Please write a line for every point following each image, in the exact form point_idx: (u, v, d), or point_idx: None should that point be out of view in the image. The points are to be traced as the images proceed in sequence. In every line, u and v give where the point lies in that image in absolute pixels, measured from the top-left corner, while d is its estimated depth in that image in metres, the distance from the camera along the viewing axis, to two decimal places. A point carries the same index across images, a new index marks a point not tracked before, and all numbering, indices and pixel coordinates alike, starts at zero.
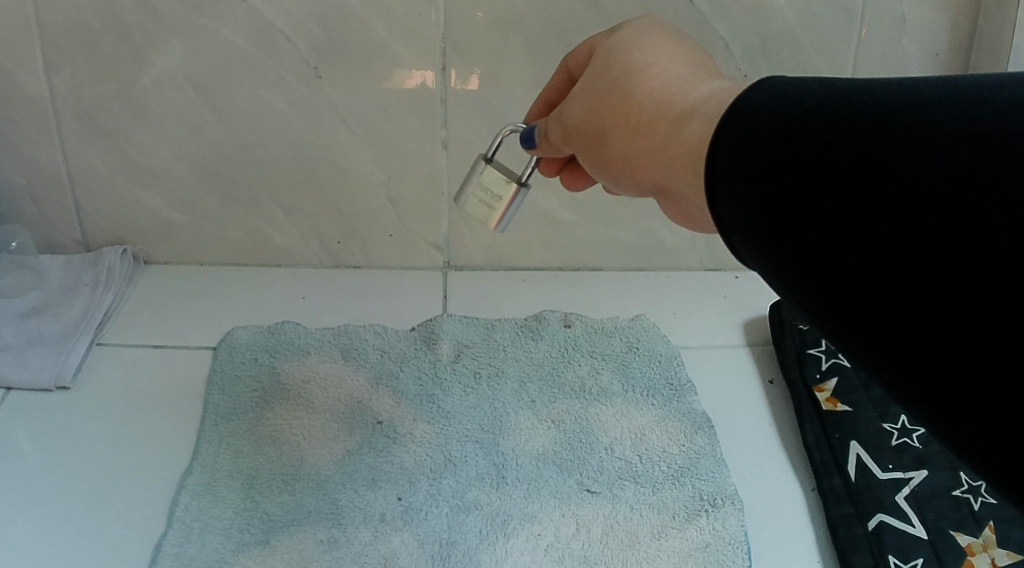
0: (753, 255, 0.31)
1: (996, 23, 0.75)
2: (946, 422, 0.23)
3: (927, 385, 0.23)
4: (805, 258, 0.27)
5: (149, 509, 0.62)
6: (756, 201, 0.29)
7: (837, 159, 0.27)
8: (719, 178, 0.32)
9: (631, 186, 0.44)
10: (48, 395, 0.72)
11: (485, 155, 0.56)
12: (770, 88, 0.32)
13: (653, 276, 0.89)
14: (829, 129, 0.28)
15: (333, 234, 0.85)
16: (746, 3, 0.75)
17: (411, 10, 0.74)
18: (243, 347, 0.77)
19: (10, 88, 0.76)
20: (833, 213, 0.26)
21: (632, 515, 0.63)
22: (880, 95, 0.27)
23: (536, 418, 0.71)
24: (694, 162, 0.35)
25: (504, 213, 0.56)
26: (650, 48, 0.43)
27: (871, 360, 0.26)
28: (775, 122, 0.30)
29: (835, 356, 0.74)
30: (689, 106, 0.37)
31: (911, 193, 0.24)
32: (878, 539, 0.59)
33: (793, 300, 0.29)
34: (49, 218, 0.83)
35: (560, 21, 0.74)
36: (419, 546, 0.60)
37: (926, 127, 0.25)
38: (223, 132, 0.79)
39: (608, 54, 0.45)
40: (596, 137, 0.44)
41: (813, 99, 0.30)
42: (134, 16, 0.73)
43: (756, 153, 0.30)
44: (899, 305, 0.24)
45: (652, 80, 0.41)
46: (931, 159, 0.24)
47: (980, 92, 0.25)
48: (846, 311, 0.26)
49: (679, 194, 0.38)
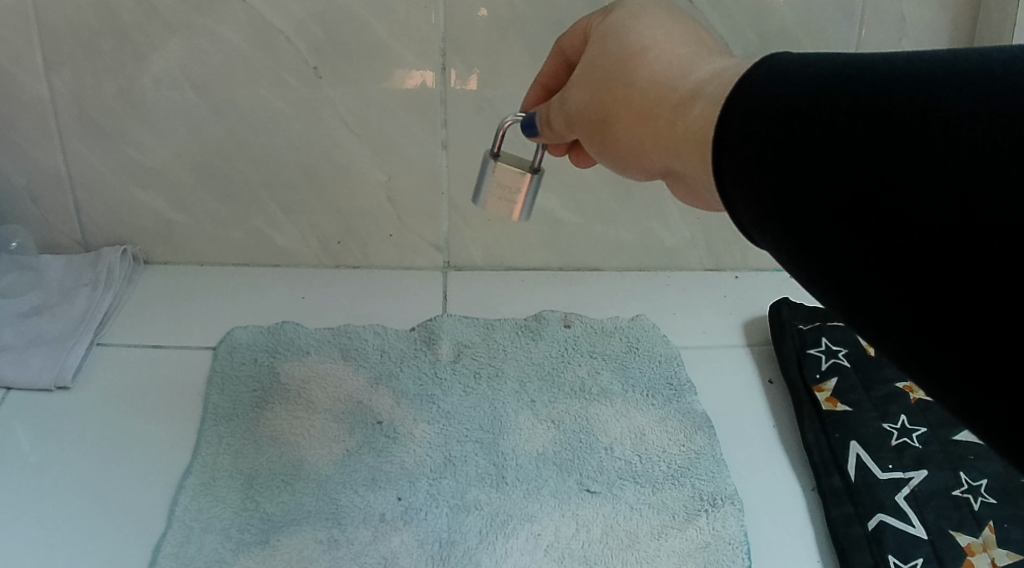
0: (765, 240, 0.31)
1: (996, 24, 0.75)
2: (960, 403, 0.23)
3: (939, 365, 0.23)
4: (815, 241, 0.27)
5: (148, 509, 0.62)
6: (766, 183, 0.29)
7: (846, 140, 0.27)
8: (728, 159, 0.32)
9: (639, 171, 0.44)
10: (48, 395, 0.72)
11: (492, 151, 0.56)
12: (775, 69, 0.32)
13: (653, 276, 0.89)
14: (838, 111, 0.28)
15: (333, 235, 0.85)
16: (746, 3, 0.75)
17: (411, 11, 0.74)
18: (243, 347, 0.77)
19: (10, 87, 0.76)
20: (843, 196, 0.26)
21: (632, 515, 0.63)
22: (888, 75, 0.27)
23: (536, 418, 0.71)
24: (700, 145, 0.35)
25: (526, 203, 0.56)
26: (645, 29, 0.43)
27: (884, 341, 0.26)
28: (783, 103, 0.30)
29: (835, 357, 0.75)
30: (691, 87, 0.37)
31: (922, 174, 0.24)
32: (878, 539, 0.59)
33: (805, 284, 0.29)
34: (49, 219, 0.83)
35: (559, 21, 0.74)
36: (419, 546, 0.60)
37: (936, 106, 0.25)
38: (223, 132, 0.79)
39: (604, 38, 0.45)
40: (599, 124, 0.44)
41: (819, 80, 0.30)
42: (134, 16, 0.73)
43: (765, 135, 0.30)
44: (911, 286, 0.24)
45: (650, 62, 0.41)
46: (944, 137, 0.24)
47: (988, 70, 0.25)
48: (858, 293, 0.26)
49: (687, 177, 0.38)
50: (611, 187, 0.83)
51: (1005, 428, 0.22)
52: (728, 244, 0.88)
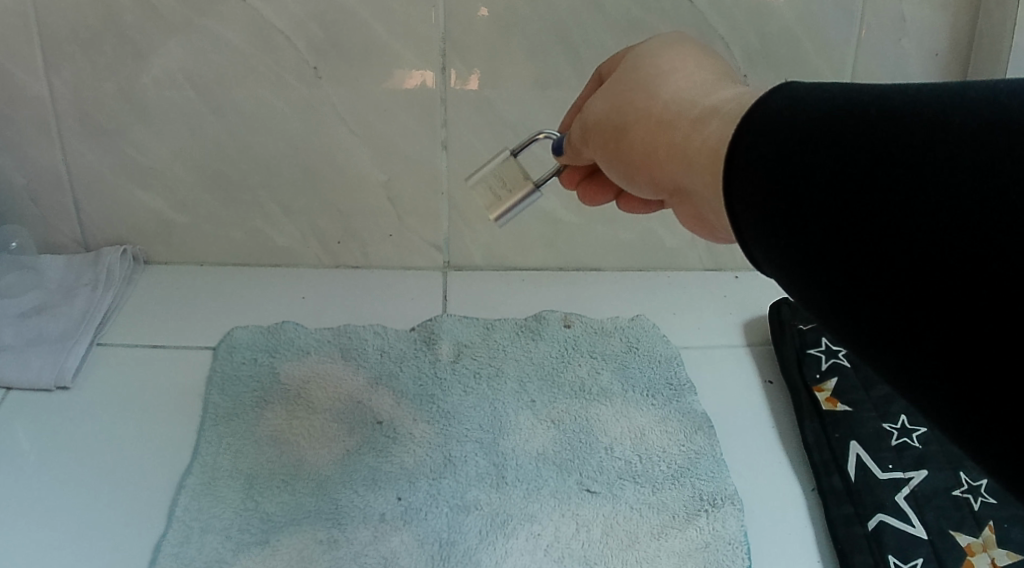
0: (766, 256, 0.31)
1: (996, 23, 0.75)
2: (956, 419, 0.23)
3: (937, 383, 0.23)
4: (816, 255, 0.28)
5: (149, 508, 0.62)
6: (769, 198, 0.30)
7: (851, 158, 0.27)
8: (733, 174, 0.32)
9: (646, 185, 0.44)
10: (47, 395, 0.72)
11: (512, 149, 0.56)
12: (787, 93, 0.32)
13: (653, 276, 0.89)
14: (845, 130, 0.28)
15: (333, 235, 0.85)
16: (746, 3, 0.74)
17: (411, 11, 0.74)
18: (243, 346, 0.77)
19: (9, 87, 0.76)
20: (844, 212, 0.26)
21: (632, 515, 0.63)
22: (896, 100, 0.28)
23: (536, 418, 0.71)
24: (712, 161, 0.35)
25: (509, 206, 0.55)
26: (678, 56, 0.43)
27: (881, 358, 0.26)
28: (791, 121, 0.30)
29: (835, 356, 0.74)
30: (711, 106, 0.37)
31: (924, 192, 0.24)
32: (878, 539, 0.59)
33: (804, 300, 0.29)
34: (49, 219, 0.83)
35: (559, 21, 0.74)
36: (419, 545, 0.60)
37: (942, 128, 0.25)
38: (223, 132, 0.79)
39: (636, 58, 0.45)
40: (614, 135, 0.44)
41: (830, 103, 0.30)
42: (134, 16, 0.73)
43: (771, 151, 0.30)
44: (910, 303, 0.24)
45: (675, 84, 0.41)
46: (947, 158, 0.24)
47: (995, 95, 0.25)
48: (857, 309, 0.26)
49: (693, 193, 0.38)
50: None
51: (1000, 445, 0.22)
52: (728, 244, 0.88)
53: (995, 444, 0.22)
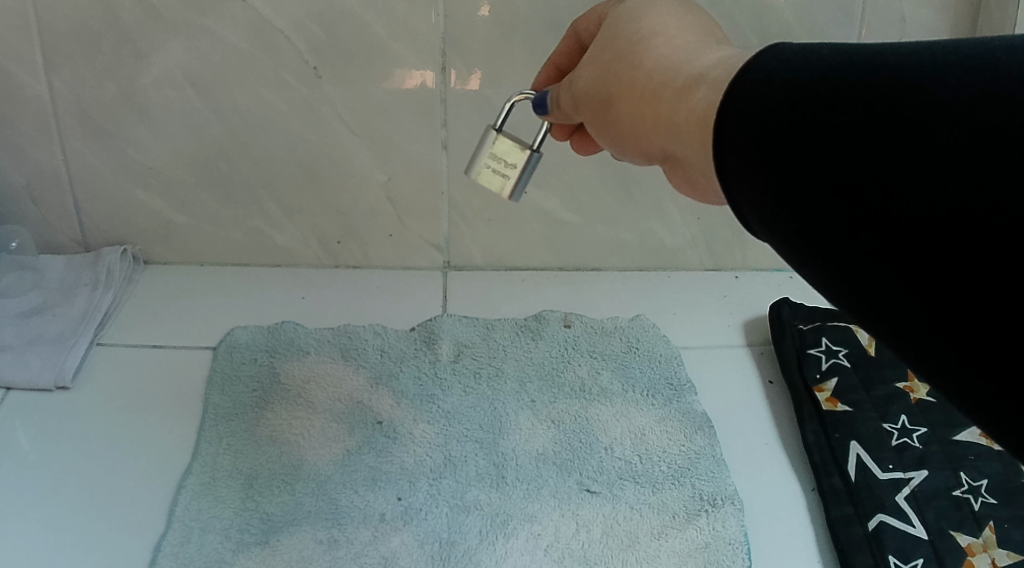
0: (765, 229, 0.31)
1: (998, 24, 0.74)
2: (959, 392, 0.23)
3: (938, 352, 0.23)
4: (817, 230, 0.28)
5: (148, 511, 0.62)
6: (764, 169, 0.30)
7: (848, 126, 0.27)
8: (725, 143, 0.32)
9: (638, 154, 0.44)
10: (48, 395, 0.72)
11: (495, 124, 0.55)
12: (776, 58, 0.32)
13: (652, 276, 0.89)
14: (841, 96, 0.28)
15: (333, 234, 0.85)
16: (746, 2, 0.74)
17: (410, 11, 0.74)
18: (244, 346, 0.77)
19: (10, 87, 0.76)
20: (845, 182, 0.26)
21: (632, 515, 0.63)
22: (890, 62, 0.27)
23: (536, 418, 0.71)
24: (699, 128, 0.35)
25: (517, 180, 0.55)
26: (657, 17, 0.43)
27: (886, 331, 0.26)
28: (786, 88, 0.30)
29: (835, 356, 0.74)
30: (695, 73, 0.37)
31: (924, 157, 0.24)
32: (878, 540, 0.59)
33: (803, 271, 0.30)
34: (50, 219, 0.84)
35: (559, 19, 0.74)
36: (419, 546, 0.60)
37: (938, 90, 0.25)
38: (223, 132, 0.79)
39: (617, 22, 0.45)
40: (604, 106, 0.44)
41: (822, 66, 0.30)
42: (133, 15, 0.73)
43: (765, 121, 0.30)
44: (909, 273, 0.24)
45: (657, 48, 0.41)
46: (945, 121, 0.24)
47: (991, 55, 0.25)
48: (858, 279, 0.26)
49: (685, 161, 0.39)
50: (611, 186, 0.83)
51: (1007, 418, 0.22)
52: (728, 244, 0.88)
53: (1001, 418, 0.22)
